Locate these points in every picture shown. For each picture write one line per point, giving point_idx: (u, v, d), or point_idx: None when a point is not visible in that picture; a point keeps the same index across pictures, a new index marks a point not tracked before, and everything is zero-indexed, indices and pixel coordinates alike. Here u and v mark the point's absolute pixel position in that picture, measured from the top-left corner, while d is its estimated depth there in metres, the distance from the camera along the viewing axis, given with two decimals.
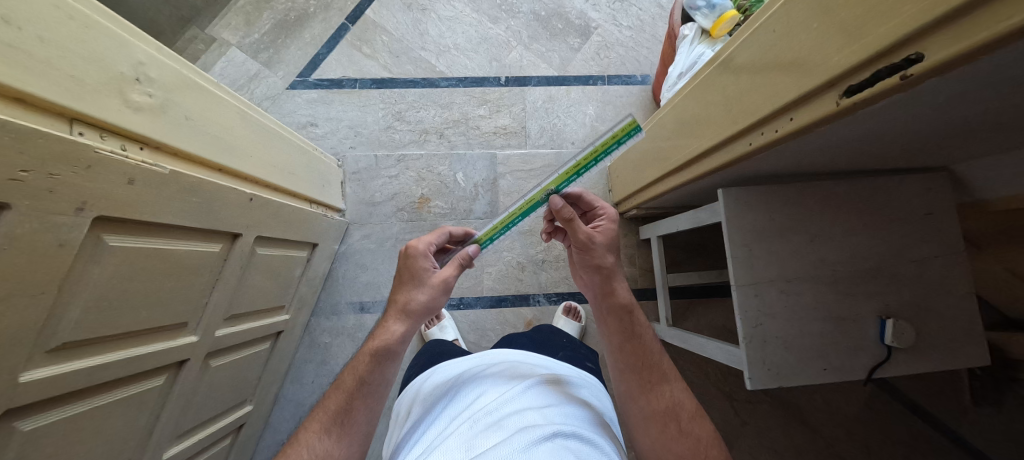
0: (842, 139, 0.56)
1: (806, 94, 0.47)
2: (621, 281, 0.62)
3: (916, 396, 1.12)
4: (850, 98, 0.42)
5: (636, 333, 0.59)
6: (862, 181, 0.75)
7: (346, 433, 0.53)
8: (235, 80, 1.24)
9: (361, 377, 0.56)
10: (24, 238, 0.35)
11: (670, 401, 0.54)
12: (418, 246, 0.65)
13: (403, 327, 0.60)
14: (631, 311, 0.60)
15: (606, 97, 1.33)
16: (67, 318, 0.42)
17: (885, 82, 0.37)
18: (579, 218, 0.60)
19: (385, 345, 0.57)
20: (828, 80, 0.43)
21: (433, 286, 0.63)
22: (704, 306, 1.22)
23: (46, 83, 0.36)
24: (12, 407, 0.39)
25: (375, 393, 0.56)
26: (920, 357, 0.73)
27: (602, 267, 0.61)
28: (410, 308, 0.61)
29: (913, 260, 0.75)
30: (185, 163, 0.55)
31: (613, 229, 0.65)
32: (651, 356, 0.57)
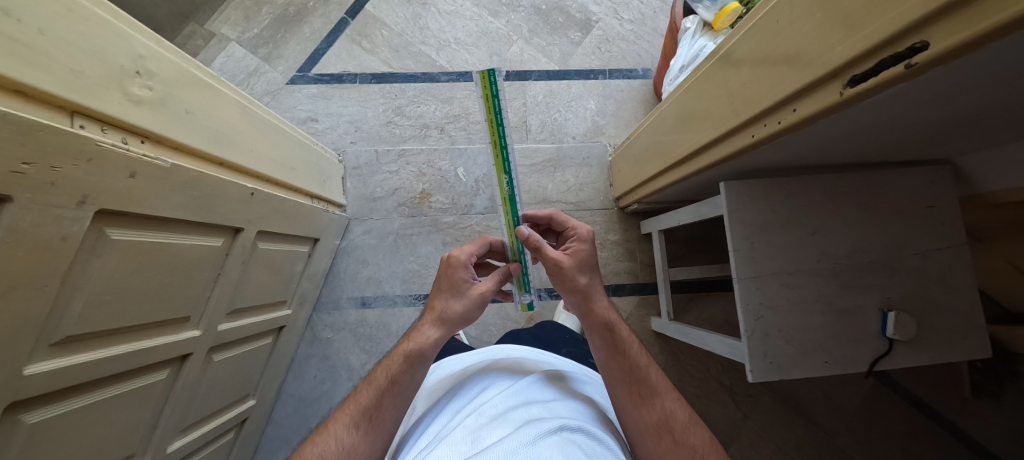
0: (845, 131, 0.56)
1: (808, 85, 0.47)
2: (600, 300, 0.60)
3: (916, 388, 1.12)
4: (854, 88, 0.41)
5: (620, 349, 0.57)
6: (864, 173, 0.74)
7: (374, 430, 0.53)
8: (235, 75, 1.24)
9: (394, 376, 0.55)
10: (26, 230, 0.35)
11: (663, 414, 0.52)
12: (458, 254, 0.63)
13: (437, 333, 0.58)
14: (613, 328, 0.58)
15: (607, 91, 1.32)
16: (70, 312, 0.42)
17: (889, 71, 0.37)
18: (545, 244, 0.59)
19: (419, 349, 0.56)
20: (831, 71, 0.43)
21: (470, 296, 0.61)
22: (706, 300, 1.22)
23: (46, 75, 0.36)
24: (16, 399, 0.39)
25: (406, 391, 0.55)
26: (921, 350, 0.73)
27: (578, 289, 0.59)
28: (446, 317, 0.59)
29: (914, 253, 0.75)
30: (186, 157, 0.55)
31: (586, 247, 0.63)
32: (638, 369, 0.55)
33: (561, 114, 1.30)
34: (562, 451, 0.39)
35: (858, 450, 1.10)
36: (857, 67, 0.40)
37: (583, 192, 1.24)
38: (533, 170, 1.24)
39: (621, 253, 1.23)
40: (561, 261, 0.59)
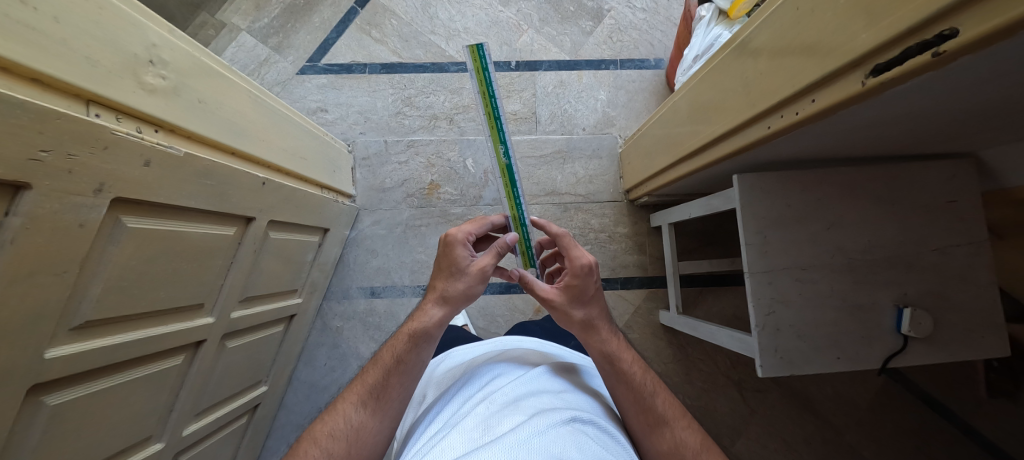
0: (868, 122, 0.53)
1: (828, 75, 0.45)
2: (602, 332, 0.58)
3: (930, 387, 1.10)
4: (876, 78, 0.39)
5: (626, 378, 0.55)
6: (885, 166, 0.72)
7: (382, 408, 0.54)
8: (246, 65, 1.24)
9: (399, 356, 0.56)
10: (46, 217, 0.36)
11: (673, 442, 0.50)
12: (457, 235, 0.61)
13: (441, 312, 0.59)
14: (613, 360, 0.56)
15: (618, 82, 1.29)
16: (89, 298, 0.43)
17: (915, 60, 0.35)
18: (530, 285, 0.60)
19: (424, 328, 0.57)
20: (853, 60, 0.41)
21: (471, 275, 0.60)
22: (715, 295, 1.20)
23: (62, 63, 0.36)
24: (39, 382, 0.41)
25: (412, 371, 0.57)
26: (938, 349, 0.71)
27: (575, 323, 0.59)
28: (449, 296, 0.59)
29: (933, 249, 0.72)
30: (199, 145, 0.55)
31: (578, 282, 0.58)
32: (644, 398, 0.53)
33: (571, 105, 1.28)
34: (574, 442, 0.39)
35: (867, 448, 1.09)
36: (882, 56, 0.38)
37: (592, 184, 1.23)
38: (542, 162, 1.23)
39: (630, 246, 1.21)
40: (550, 300, 0.59)
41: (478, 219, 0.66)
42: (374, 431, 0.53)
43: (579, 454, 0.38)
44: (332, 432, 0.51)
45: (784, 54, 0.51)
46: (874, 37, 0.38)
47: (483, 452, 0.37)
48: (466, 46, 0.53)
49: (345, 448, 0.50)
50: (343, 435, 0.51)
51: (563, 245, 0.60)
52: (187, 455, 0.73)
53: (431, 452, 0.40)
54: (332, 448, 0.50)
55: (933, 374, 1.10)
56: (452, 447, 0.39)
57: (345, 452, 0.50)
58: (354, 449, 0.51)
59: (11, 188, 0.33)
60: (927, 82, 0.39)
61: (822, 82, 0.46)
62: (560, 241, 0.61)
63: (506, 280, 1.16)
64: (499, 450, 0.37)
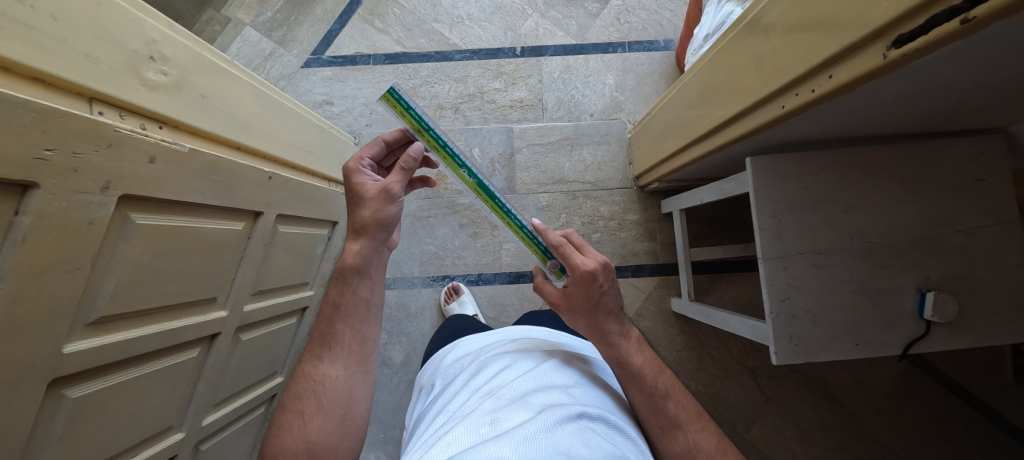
0: (892, 98, 0.50)
1: (846, 49, 0.42)
2: (612, 336, 0.55)
3: (954, 373, 1.06)
4: (898, 50, 0.36)
5: (637, 383, 0.53)
6: (907, 145, 0.68)
7: (337, 354, 0.58)
8: (252, 60, 1.24)
9: (335, 301, 0.60)
10: (54, 216, 0.36)
11: (686, 445, 0.50)
12: (352, 165, 0.63)
13: (359, 244, 0.60)
14: (623, 363, 0.54)
15: (626, 65, 1.25)
16: (102, 294, 0.44)
17: (941, 29, 0.32)
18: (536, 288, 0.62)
19: (347, 264, 0.60)
20: (873, 31, 0.38)
21: (375, 198, 0.60)
22: (728, 282, 1.17)
23: (61, 61, 0.36)
24: (60, 375, 0.42)
25: (355, 313, 0.60)
26: (964, 334, 0.68)
27: (584, 327, 0.57)
28: (362, 225, 0.60)
29: (959, 230, 0.68)
30: (204, 141, 0.55)
31: (578, 291, 0.55)
32: (657, 401, 0.52)
33: (578, 90, 1.24)
34: (581, 438, 0.39)
35: (886, 435, 1.06)
36: (906, 25, 0.35)
37: (600, 171, 1.20)
38: (549, 149, 1.21)
39: (640, 233, 1.19)
40: (556, 302, 0.60)
41: (370, 142, 0.66)
42: (338, 377, 0.57)
43: (586, 449, 0.38)
44: (299, 390, 0.55)
45: (800, 28, 0.47)
46: (897, 4, 0.35)
47: (489, 447, 0.37)
48: (381, 97, 0.64)
49: (315, 402, 0.54)
50: (311, 391, 0.55)
51: (560, 253, 0.57)
52: (208, 443, 0.76)
53: (438, 444, 0.40)
54: (305, 407, 0.54)
55: (957, 360, 1.06)
56: (459, 439, 0.39)
57: (319, 406, 0.54)
58: (324, 400, 0.55)
59: (18, 188, 0.33)
60: (958, 53, 0.36)
61: (839, 56, 0.43)
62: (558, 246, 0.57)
63: (515, 270, 1.16)
64: (505, 446, 0.36)
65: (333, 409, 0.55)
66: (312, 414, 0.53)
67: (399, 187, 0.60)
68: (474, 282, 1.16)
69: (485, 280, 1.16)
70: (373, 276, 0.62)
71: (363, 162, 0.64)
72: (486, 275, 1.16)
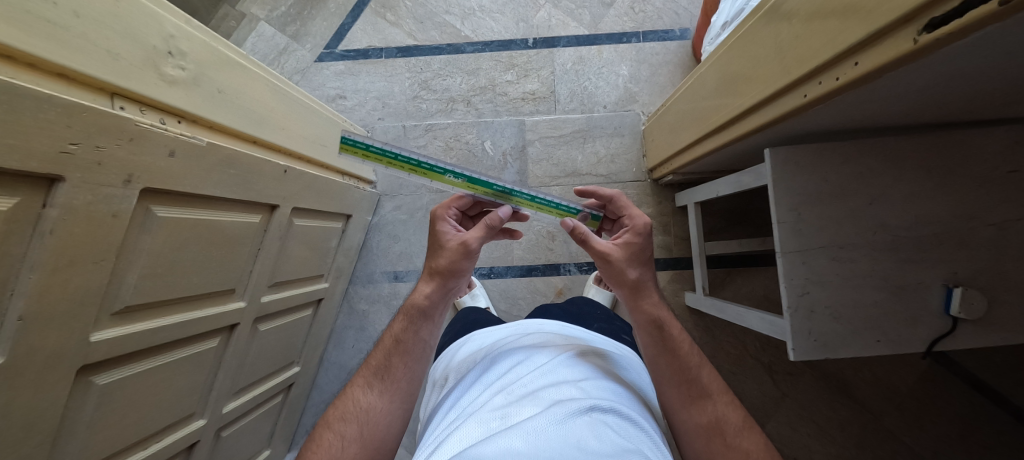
0: (924, 85, 0.47)
1: (873, 35, 0.39)
2: (650, 295, 0.60)
3: (979, 371, 1.01)
4: (931, 34, 0.34)
5: (670, 346, 0.56)
6: (933, 134, 0.64)
7: (388, 388, 0.56)
8: (267, 55, 1.25)
9: (398, 336, 0.60)
10: (80, 208, 0.37)
11: (713, 415, 0.51)
12: (438, 212, 0.69)
13: (431, 287, 0.61)
14: (661, 325, 0.57)
15: (640, 55, 1.22)
16: (126, 284, 0.45)
17: (980, 10, 0.30)
18: (591, 237, 0.62)
19: (418, 305, 0.61)
20: (904, 15, 0.36)
21: (451, 250, 0.62)
22: (744, 276, 1.15)
23: (82, 56, 0.36)
24: (87, 362, 0.44)
25: (401, 346, 0.59)
26: (993, 331, 0.65)
27: (626, 283, 0.61)
28: (436, 270, 0.62)
29: (989, 224, 0.65)
30: (221, 135, 0.56)
31: (639, 240, 0.64)
32: (690, 369, 0.54)
33: (590, 81, 1.22)
34: (592, 430, 0.39)
35: (907, 434, 1.03)
36: (939, 8, 0.33)
37: (613, 163, 1.18)
38: (561, 141, 1.19)
39: (654, 227, 1.17)
40: (610, 253, 0.62)
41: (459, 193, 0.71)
42: (382, 410, 0.55)
43: (597, 442, 0.37)
44: (343, 415, 0.54)
45: (824, 14, 0.45)
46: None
47: (497, 440, 0.37)
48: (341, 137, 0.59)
49: (356, 430, 0.52)
50: (354, 417, 0.53)
51: (624, 207, 0.69)
52: (229, 430, 0.79)
53: (448, 440, 0.40)
54: (346, 431, 0.52)
55: (982, 358, 1.02)
56: (469, 434, 0.39)
57: (359, 434, 0.52)
58: (365, 429, 0.53)
59: (46, 181, 0.35)
60: (998, 36, 0.33)
61: (867, 41, 0.40)
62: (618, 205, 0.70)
63: (527, 263, 1.16)
64: (514, 439, 0.37)
65: (370, 439, 0.52)
66: (351, 440, 0.51)
67: (475, 243, 0.62)
68: (487, 275, 1.16)
69: (497, 273, 1.16)
70: (437, 321, 0.62)
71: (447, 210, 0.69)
72: (498, 268, 1.16)
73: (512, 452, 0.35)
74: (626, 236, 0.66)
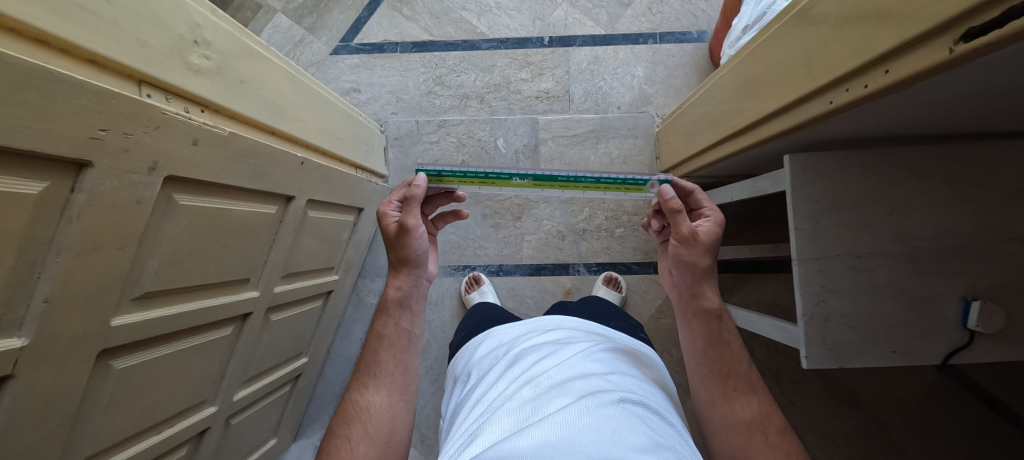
0: (957, 95, 0.46)
1: (907, 42, 0.38)
2: (712, 286, 0.60)
3: (995, 389, 0.99)
4: (967, 44, 0.33)
5: (721, 339, 0.56)
6: (958, 145, 0.63)
7: (381, 383, 0.57)
8: (282, 46, 1.25)
9: (379, 331, 0.60)
10: (107, 194, 0.38)
11: (757, 412, 0.50)
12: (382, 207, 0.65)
13: (401, 280, 0.63)
14: (720, 317, 0.58)
15: (656, 56, 1.20)
16: (147, 270, 0.46)
17: (1019, 22, 0.29)
18: (685, 213, 0.59)
19: (398, 297, 0.62)
20: (941, 23, 0.34)
21: (398, 236, 0.62)
22: (754, 282, 1.13)
23: (112, 44, 0.36)
24: (108, 346, 0.44)
25: (399, 343, 0.60)
26: (1013, 347, 0.64)
27: (699, 268, 0.60)
28: (399, 262, 0.63)
29: (1011, 237, 0.63)
30: (242, 125, 0.56)
31: (718, 231, 0.63)
32: (737, 364, 0.54)
33: (605, 82, 1.21)
34: (625, 422, 0.38)
35: (917, 448, 1.01)
36: (977, 18, 0.32)
37: (626, 165, 1.17)
38: (574, 141, 1.18)
39: None
40: (695, 236, 0.59)
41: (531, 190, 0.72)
42: (383, 405, 0.55)
43: (630, 434, 0.37)
44: (346, 418, 0.53)
45: (856, 19, 0.44)
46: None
47: (531, 432, 0.37)
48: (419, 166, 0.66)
49: (363, 429, 0.52)
50: (359, 418, 0.53)
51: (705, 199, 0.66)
52: (237, 418, 0.80)
53: (479, 433, 0.40)
54: (352, 433, 0.51)
55: (999, 375, 0.99)
56: (501, 427, 0.39)
57: (366, 433, 0.52)
58: (371, 427, 0.52)
59: (75, 166, 0.35)
60: None
61: (900, 49, 0.39)
62: (698, 194, 0.66)
63: (536, 262, 1.15)
64: (549, 432, 0.37)
65: (378, 436, 0.52)
66: (359, 440, 0.51)
67: (415, 219, 0.61)
68: (495, 273, 1.16)
69: (505, 271, 1.16)
70: (416, 311, 0.64)
71: (391, 205, 0.64)
72: (507, 266, 1.16)
73: (546, 446, 0.35)
74: (705, 223, 0.64)
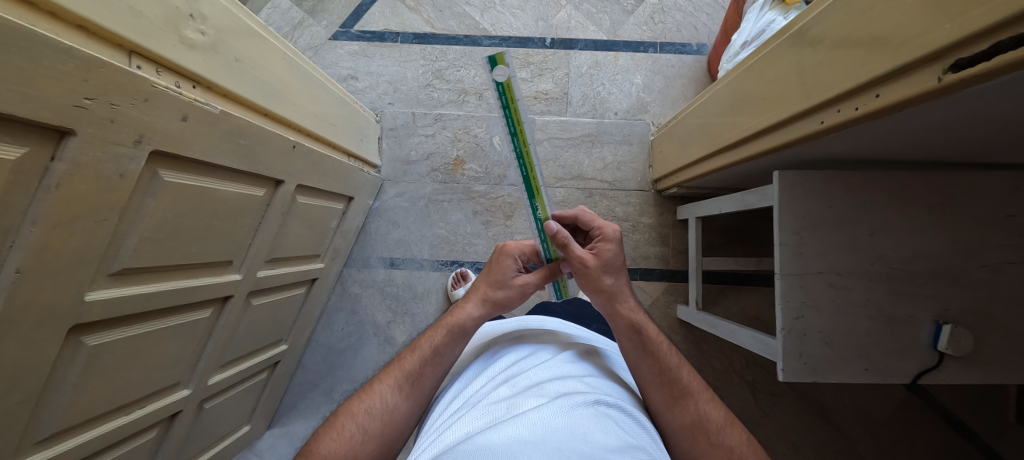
0: (937, 123, 0.48)
1: (897, 69, 0.40)
2: (626, 298, 0.58)
3: (957, 408, 1.03)
4: (955, 75, 0.34)
5: (649, 350, 0.56)
6: (938, 172, 0.65)
7: (416, 394, 0.53)
8: (280, 28, 1.23)
9: (437, 347, 0.55)
10: (89, 165, 0.37)
11: (696, 415, 0.51)
12: (509, 244, 0.63)
13: (480, 311, 0.59)
14: (639, 330, 0.56)
15: (655, 66, 1.22)
16: (126, 246, 0.45)
17: (1005, 56, 0.30)
18: (571, 241, 0.57)
19: (463, 324, 0.57)
20: (930, 53, 0.36)
21: (514, 286, 0.60)
22: (737, 293, 1.16)
23: (105, 10, 0.35)
24: (81, 321, 0.43)
25: (446, 364, 0.55)
26: (975, 369, 0.67)
27: (603, 290, 0.58)
28: (491, 300, 0.60)
29: (981, 264, 0.66)
30: (233, 104, 0.55)
31: (612, 247, 0.59)
32: (669, 370, 0.54)
33: (604, 87, 1.22)
34: (598, 423, 0.39)
35: None
36: (967, 49, 0.33)
37: (619, 171, 1.18)
38: (570, 144, 1.19)
39: (654, 238, 1.18)
40: (587, 261, 0.57)
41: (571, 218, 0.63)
42: (403, 413, 0.52)
43: (602, 434, 0.38)
44: (369, 410, 0.51)
45: (851, 43, 0.45)
46: (961, 27, 0.33)
47: (503, 428, 0.37)
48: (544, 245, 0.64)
49: (378, 426, 0.50)
50: (378, 414, 0.51)
51: (590, 218, 0.61)
52: (211, 402, 0.78)
53: (451, 428, 0.41)
54: (366, 425, 0.50)
55: (962, 396, 1.04)
56: (472, 424, 0.40)
57: (379, 431, 0.50)
58: (386, 427, 0.51)
59: (57, 133, 0.34)
60: (1019, 84, 0.34)
61: (890, 75, 0.41)
62: (583, 216, 0.62)
63: None
64: (520, 428, 0.37)
65: (387, 438, 0.51)
66: (371, 436, 0.50)
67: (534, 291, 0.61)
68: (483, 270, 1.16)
69: None
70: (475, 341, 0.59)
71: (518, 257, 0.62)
72: None
73: (517, 441, 0.36)
74: (598, 244, 0.60)
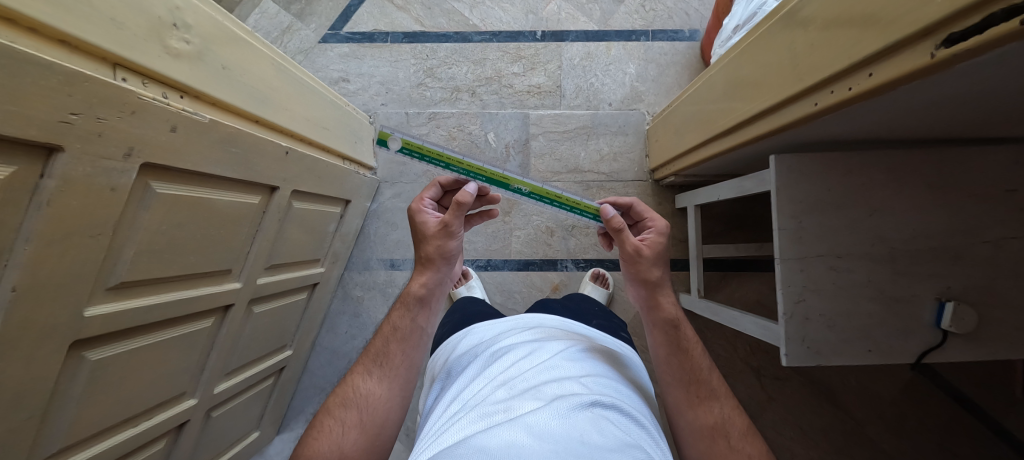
0: (932, 100, 0.47)
1: (889, 47, 0.39)
2: (668, 293, 0.60)
3: (964, 386, 1.03)
4: (948, 50, 0.34)
5: (682, 348, 0.57)
6: (936, 150, 0.65)
7: (388, 375, 0.56)
8: (269, 33, 1.22)
9: (395, 323, 0.59)
10: (78, 180, 0.37)
11: (718, 417, 0.52)
12: (415, 206, 0.65)
13: (427, 277, 0.60)
14: (677, 326, 0.58)
15: (648, 54, 1.21)
16: (122, 259, 0.45)
17: (998, 29, 0.30)
18: (627, 229, 0.62)
19: (416, 294, 0.60)
20: (922, 28, 0.35)
21: (436, 234, 0.61)
22: (738, 280, 1.16)
23: (86, 24, 0.35)
24: (81, 336, 0.43)
25: (411, 338, 0.59)
26: (979, 346, 0.66)
27: (651, 280, 0.60)
28: (427, 258, 0.61)
29: (982, 241, 0.66)
30: (223, 113, 0.55)
31: (662, 239, 0.64)
32: (700, 371, 0.55)
33: (597, 78, 1.21)
34: (595, 424, 0.39)
35: (888, 442, 1.06)
36: (959, 24, 0.33)
37: (616, 163, 1.18)
38: (565, 137, 1.18)
39: None
40: (641, 250, 0.61)
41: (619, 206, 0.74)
42: (381, 397, 0.54)
43: (599, 436, 0.38)
44: (345, 401, 0.54)
45: (842, 22, 0.44)
46: (951, 1, 0.32)
47: (501, 432, 0.37)
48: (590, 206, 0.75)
49: (358, 416, 0.52)
50: (354, 404, 0.53)
51: (645, 209, 0.69)
52: (218, 410, 0.79)
53: (449, 430, 0.41)
54: (346, 416, 0.52)
55: (968, 374, 1.04)
56: (469, 426, 0.40)
57: (360, 420, 0.52)
58: (366, 415, 0.53)
59: (44, 150, 0.34)
60: (1013, 56, 0.33)
61: (881, 53, 0.40)
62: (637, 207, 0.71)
63: (524, 258, 1.16)
64: (518, 432, 0.37)
65: (370, 426, 0.52)
66: (352, 426, 0.51)
67: (457, 223, 0.60)
68: (483, 267, 1.16)
69: (494, 265, 1.16)
70: (434, 308, 0.62)
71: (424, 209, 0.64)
72: (496, 261, 1.16)
73: (515, 445, 0.36)
74: (648, 236, 0.65)
